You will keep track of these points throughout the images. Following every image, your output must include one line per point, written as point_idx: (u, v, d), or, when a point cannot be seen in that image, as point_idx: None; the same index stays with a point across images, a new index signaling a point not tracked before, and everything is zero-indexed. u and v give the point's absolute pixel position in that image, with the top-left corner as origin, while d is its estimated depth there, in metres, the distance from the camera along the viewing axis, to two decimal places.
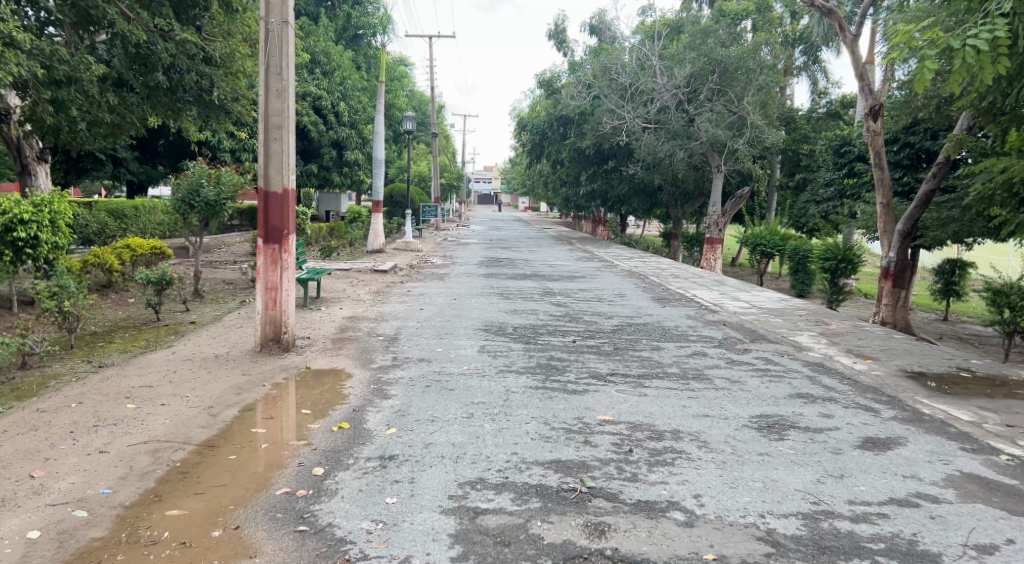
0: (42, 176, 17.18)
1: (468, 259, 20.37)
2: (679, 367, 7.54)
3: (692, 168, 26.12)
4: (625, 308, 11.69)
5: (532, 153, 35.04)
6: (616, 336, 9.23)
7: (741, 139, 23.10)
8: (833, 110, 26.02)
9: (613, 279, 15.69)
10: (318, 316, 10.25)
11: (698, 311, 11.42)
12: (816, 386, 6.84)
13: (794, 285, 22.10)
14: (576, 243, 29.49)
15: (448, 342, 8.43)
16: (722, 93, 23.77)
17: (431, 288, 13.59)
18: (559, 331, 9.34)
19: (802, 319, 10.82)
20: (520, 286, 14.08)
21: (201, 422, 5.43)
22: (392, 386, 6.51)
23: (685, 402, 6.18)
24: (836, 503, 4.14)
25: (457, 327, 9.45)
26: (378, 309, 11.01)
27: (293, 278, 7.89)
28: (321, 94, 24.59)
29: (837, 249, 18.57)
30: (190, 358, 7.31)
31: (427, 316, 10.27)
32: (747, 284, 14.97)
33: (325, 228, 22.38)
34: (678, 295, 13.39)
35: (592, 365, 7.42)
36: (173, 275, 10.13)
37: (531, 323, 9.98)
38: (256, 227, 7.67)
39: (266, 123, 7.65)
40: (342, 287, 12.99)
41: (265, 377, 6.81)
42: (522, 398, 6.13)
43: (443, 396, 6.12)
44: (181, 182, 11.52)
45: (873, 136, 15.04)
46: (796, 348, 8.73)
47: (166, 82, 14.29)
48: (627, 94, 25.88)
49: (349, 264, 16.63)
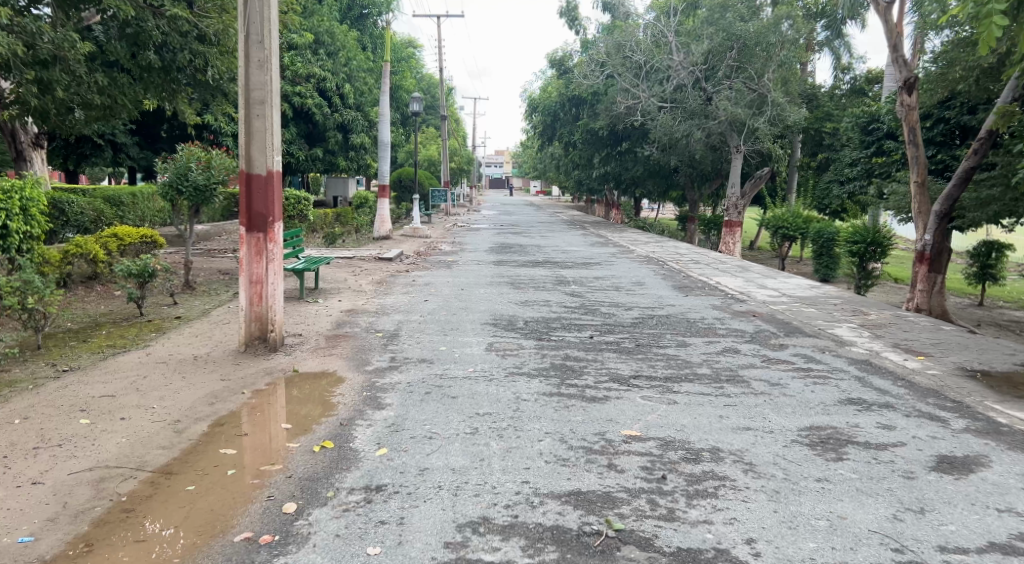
0: (38, 163, 16.62)
1: (478, 245, 19.59)
2: (710, 367, 6.73)
3: (710, 149, 25.18)
4: (644, 298, 10.87)
5: (544, 135, 34.17)
6: (637, 330, 8.42)
7: (762, 117, 22.13)
8: (858, 87, 24.98)
9: (630, 266, 14.87)
10: (313, 309, 9.51)
11: (724, 301, 10.60)
12: (869, 389, 6.03)
13: (818, 270, 21.18)
14: (589, 227, 28.64)
15: (453, 339, 7.69)
16: (741, 70, 22.79)
17: (438, 277, 12.82)
18: (575, 326, 8.54)
19: (838, 309, 9.98)
20: (532, 274, 13.28)
21: (162, 441, 4.67)
22: (386, 393, 5.76)
23: (721, 411, 5.38)
24: (924, 552, 3.38)
25: (464, 321, 8.70)
26: (379, 301, 10.24)
27: (280, 270, 7.13)
28: (325, 75, 23.75)
29: (866, 232, 17.61)
30: (165, 359, 6.58)
31: (432, 309, 9.52)
32: (773, 270, 14.11)
33: (330, 214, 21.64)
34: (700, 283, 12.54)
35: (613, 367, 6.62)
36: (158, 266, 9.31)
37: (544, 316, 9.19)
38: (238, 214, 6.92)
39: (246, 98, 6.87)
40: (343, 277, 12.24)
41: (245, 384, 6.05)
42: (534, 408, 5.36)
43: (444, 407, 5.36)
44: (168, 165, 10.77)
45: (908, 111, 14.14)
46: (837, 343, 7.89)
47: (158, 61, 13.48)
48: (643, 72, 24.95)
49: (353, 252, 15.88)
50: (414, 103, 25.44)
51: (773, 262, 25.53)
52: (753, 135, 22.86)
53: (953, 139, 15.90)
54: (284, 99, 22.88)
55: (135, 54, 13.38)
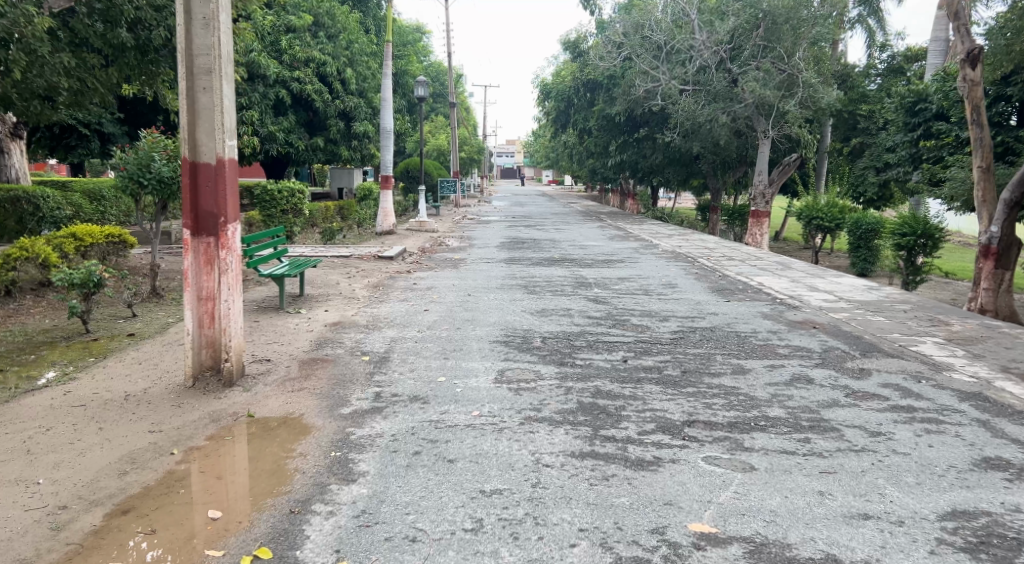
0: (16, 155, 15.28)
1: (488, 240, 18.19)
2: (784, 408, 5.25)
3: (735, 134, 23.59)
4: (680, 304, 9.37)
5: (557, 121, 32.74)
6: (680, 350, 6.95)
7: (793, 99, 20.50)
8: (896, 66, 23.30)
9: (657, 264, 13.38)
10: (293, 323, 8.07)
11: (774, 309, 9.13)
12: (1007, 442, 4.52)
13: (855, 264, 19.66)
14: (605, 219, 27.11)
15: (457, 366, 6.24)
16: (769, 50, 21.08)
17: (441, 280, 11.40)
18: (604, 344, 7.06)
19: (912, 319, 8.45)
20: (548, 275, 11.82)
21: (28, 547, 3.30)
22: (362, 457, 4.28)
23: (819, 485, 3.90)
24: None
25: (469, 338, 7.25)
26: (372, 311, 8.80)
27: (236, 284, 5.68)
28: (326, 59, 22.18)
29: (916, 223, 15.98)
30: (87, 399, 5.17)
31: (433, 322, 8.06)
32: (818, 268, 12.59)
33: (331, 207, 20.27)
34: (740, 285, 11.04)
35: (660, 409, 5.14)
36: (107, 272, 7.77)
37: (565, 330, 7.71)
38: (181, 212, 5.47)
39: (189, 66, 5.40)
40: (334, 280, 10.82)
41: (180, 438, 4.58)
42: (561, 481, 3.88)
43: (436, 481, 3.91)
44: (128, 156, 9.35)
45: (971, 88, 12.44)
46: (931, 366, 6.36)
47: (131, 40, 11.88)
48: (663, 53, 23.35)
49: (351, 249, 14.51)
50: (421, 87, 23.95)
51: (802, 254, 23.97)
52: (781, 119, 21.21)
53: (1012, 119, 14.37)
54: (283, 85, 21.43)
55: (107, 32, 11.80)
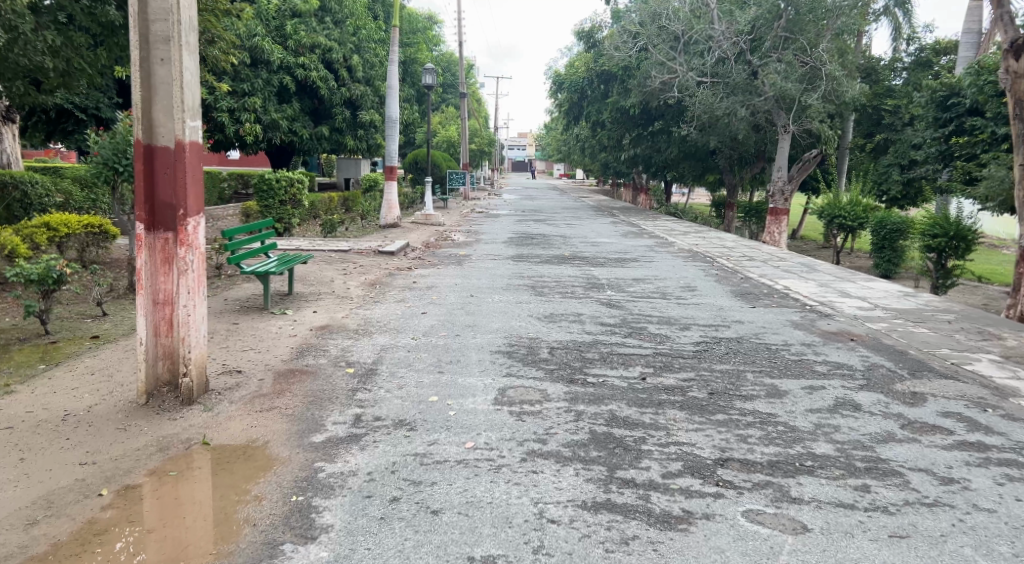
0: (8, 139, 14.52)
1: (496, 234, 17.44)
2: (832, 441, 4.49)
3: (753, 129, 22.71)
4: (700, 310, 8.59)
5: (570, 113, 31.91)
6: (704, 364, 6.20)
7: (815, 93, 19.59)
8: (924, 59, 22.25)
9: (674, 263, 12.60)
10: (278, 325, 7.35)
11: (805, 317, 8.34)
12: None
13: (878, 265, 18.85)
14: (617, 214, 26.32)
15: (453, 383, 5.49)
16: (791, 41, 20.21)
17: (443, 278, 10.65)
18: (619, 357, 6.30)
19: (959, 332, 7.65)
20: (557, 274, 11.06)
21: None
22: (328, 503, 3.56)
23: (889, 557, 3.18)
24: None
25: (468, 348, 6.51)
26: (364, 313, 8.06)
27: (198, 287, 4.92)
28: (332, 45, 21.27)
29: (948, 224, 15.15)
30: (18, 421, 4.43)
31: (429, 327, 7.31)
32: (847, 271, 11.77)
33: (334, 198, 19.58)
34: (765, 288, 10.26)
35: (688, 443, 4.38)
36: (72, 267, 7.02)
37: (575, 339, 6.95)
38: (135, 203, 4.70)
39: (144, 33, 4.62)
40: (328, 277, 10.10)
41: (116, 473, 3.85)
42: (568, 547, 3.19)
43: (416, 545, 3.21)
44: (104, 140, 8.63)
45: (1015, 81, 11.45)
46: (993, 391, 5.57)
47: (122, 19, 10.75)
48: (681, 44, 22.45)
49: (351, 243, 13.79)
50: (429, 75, 23.13)
51: (822, 253, 23.12)
52: (803, 113, 20.32)
53: None
54: (287, 71, 20.63)
55: (95, 9, 10.63)
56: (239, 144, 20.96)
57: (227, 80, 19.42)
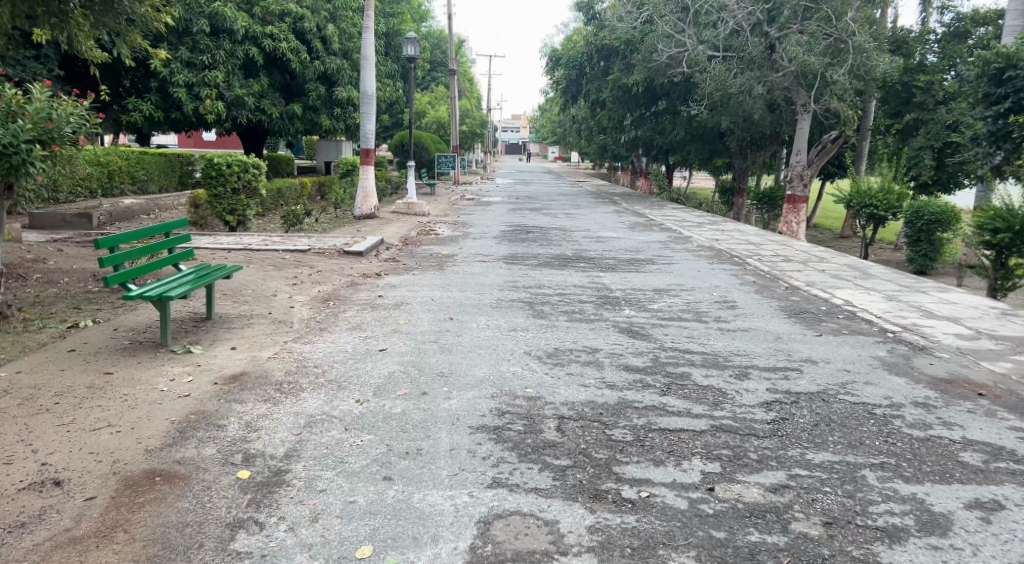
0: None
1: (487, 227, 15.25)
2: None
3: (769, 108, 20.45)
4: (753, 341, 6.47)
5: (567, 92, 29.48)
6: (794, 454, 4.06)
7: (842, 68, 17.28)
8: (961, 29, 19.84)
9: (699, 266, 10.46)
10: (170, 373, 5.19)
11: (898, 353, 6.24)
12: None
13: (913, 260, 16.75)
14: (619, 202, 24.18)
15: (405, 508, 3.35)
16: (813, 10, 17.86)
17: (417, 289, 8.45)
18: (665, 442, 4.15)
19: None
20: (561, 284, 8.90)
21: None
22: None
23: None
24: None
25: (437, 423, 4.32)
26: (299, 350, 5.89)
27: None
28: (302, 13, 18.78)
29: (1012, 216, 12.90)
30: None
31: (384, 380, 5.11)
32: (913, 278, 9.61)
33: (305, 186, 17.36)
34: (822, 303, 8.15)
35: None
36: None
37: (595, 401, 4.78)
38: None
39: None
40: (270, 290, 7.93)
41: None
42: None
43: None
44: None
45: None
46: None
47: None
48: (689, 15, 20.08)
49: (310, 241, 11.60)
50: (413, 47, 20.60)
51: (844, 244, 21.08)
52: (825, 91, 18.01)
53: None
54: (253, 42, 18.23)
55: None
56: (201, 123, 18.55)
57: (182, 50, 17.09)
